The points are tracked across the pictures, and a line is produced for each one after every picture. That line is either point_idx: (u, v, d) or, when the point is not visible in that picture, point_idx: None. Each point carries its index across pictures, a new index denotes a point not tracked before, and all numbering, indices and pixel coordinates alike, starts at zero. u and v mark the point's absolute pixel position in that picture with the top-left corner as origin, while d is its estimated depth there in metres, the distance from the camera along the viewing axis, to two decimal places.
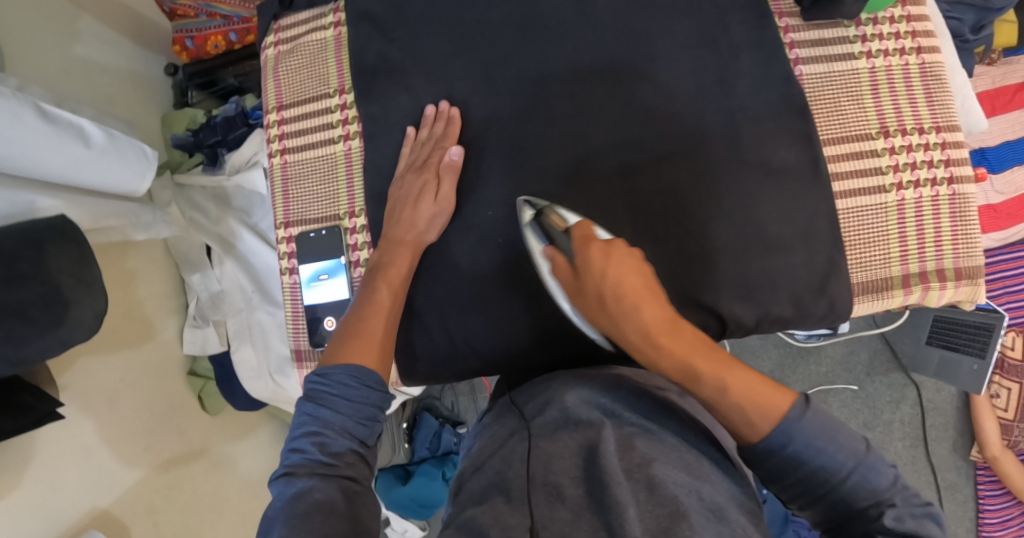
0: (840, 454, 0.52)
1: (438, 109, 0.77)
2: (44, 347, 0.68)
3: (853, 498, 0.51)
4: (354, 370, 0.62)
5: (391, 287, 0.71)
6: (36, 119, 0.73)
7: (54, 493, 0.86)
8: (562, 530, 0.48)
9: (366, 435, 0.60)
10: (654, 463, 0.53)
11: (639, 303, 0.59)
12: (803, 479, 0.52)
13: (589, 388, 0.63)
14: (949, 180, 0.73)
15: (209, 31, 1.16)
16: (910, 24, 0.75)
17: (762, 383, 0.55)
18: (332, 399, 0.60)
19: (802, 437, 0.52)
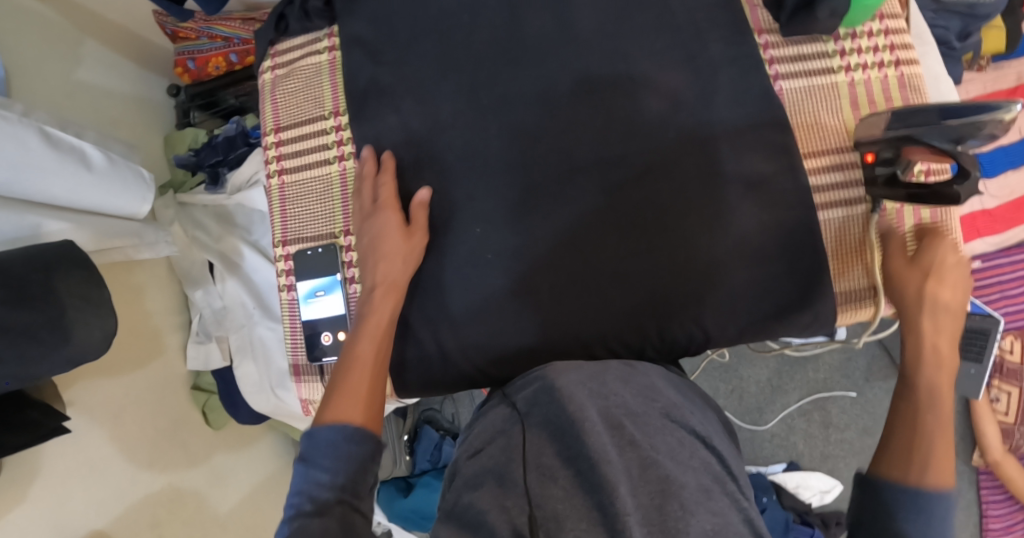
0: (937, 497, 0.57)
1: (365, 157, 0.80)
2: (50, 365, 0.69)
3: None
4: (341, 428, 0.63)
5: (373, 338, 0.72)
6: (40, 145, 0.76)
7: (59, 508, 0.88)
8: (555, 510, 0.52)
9: (356, 486, 0.61)
10: (643, 443, 0.56)
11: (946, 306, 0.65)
12: (897, 505, 0.57)
13: (578, 373, 0.64)
14: (927, 172, 0.73)
15: (209, 53, 1.18)
16: (888, 37, 0.77)
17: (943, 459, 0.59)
18: (319, 454, 0.62)
19: (942, 494, 0.57)
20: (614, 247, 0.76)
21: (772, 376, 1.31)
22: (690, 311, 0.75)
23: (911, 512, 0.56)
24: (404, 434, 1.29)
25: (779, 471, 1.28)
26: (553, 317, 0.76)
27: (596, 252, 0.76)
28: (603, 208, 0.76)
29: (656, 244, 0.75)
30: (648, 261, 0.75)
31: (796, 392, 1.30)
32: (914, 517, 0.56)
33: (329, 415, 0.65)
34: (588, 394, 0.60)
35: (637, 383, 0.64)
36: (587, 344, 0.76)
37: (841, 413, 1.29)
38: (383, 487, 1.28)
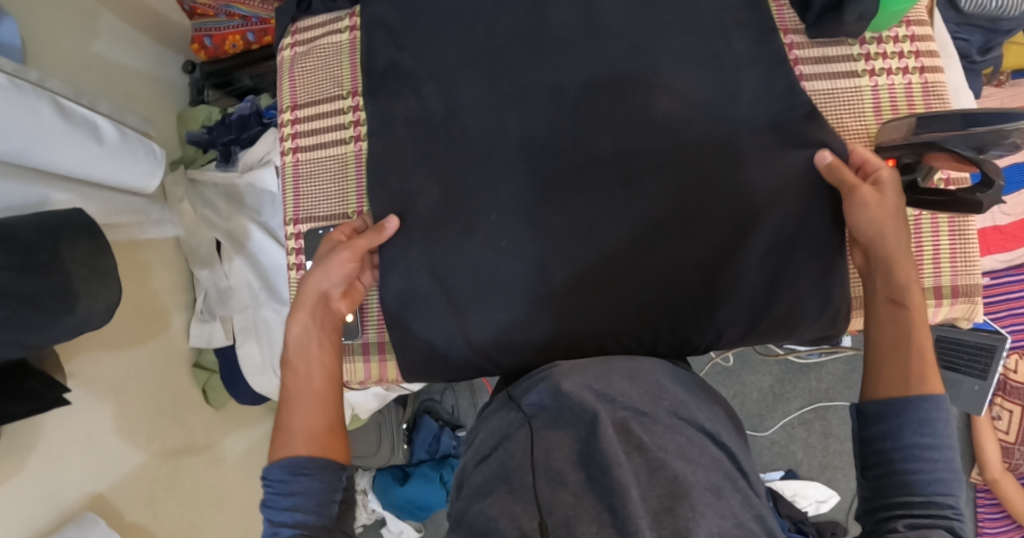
0: (938, 438, 0.57)
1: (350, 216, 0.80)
2: (56, 333, 0.69)
3: (914, 489, 0.56)
4: (288, 464, 0.61)
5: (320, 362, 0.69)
6: (53, 115, 0.76)
7: (56, 481, 0.88)
8: (566, 514, 0.51)
9: (325, 517, 0.60)
10: (650, 447, 0.56)
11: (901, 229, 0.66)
12: (904, 451, 0.57)
13: (582, 376, 0.65)
14: (945, 182, 0.73)
15: (226, 31, 1.18)
16: (913, 44, 0.76)
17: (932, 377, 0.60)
18: (276, 499, 0.61)
19: (929, 403, 0.58)
20: (626, 241, 0.75)
21: (775, 383, 1.31)
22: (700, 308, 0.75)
23: (917, 459, 0.57)
24: (403, 422, 1.27)
25: (777, 479, 1.27)
26: (566, 307, 0.76)
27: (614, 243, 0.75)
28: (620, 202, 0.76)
29: (671, 240, 0.75)
30: (667, 253, 0.75)
31: (797, 401, 1.30)
32: (919, 463, 0.57)
33: (282, 454, 0.62)
34: (595, 398, 0.61)
35: (642, 382, 0.64)
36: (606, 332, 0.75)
37: (842, 423, 1.28)
38: (380, 475, 1.29)
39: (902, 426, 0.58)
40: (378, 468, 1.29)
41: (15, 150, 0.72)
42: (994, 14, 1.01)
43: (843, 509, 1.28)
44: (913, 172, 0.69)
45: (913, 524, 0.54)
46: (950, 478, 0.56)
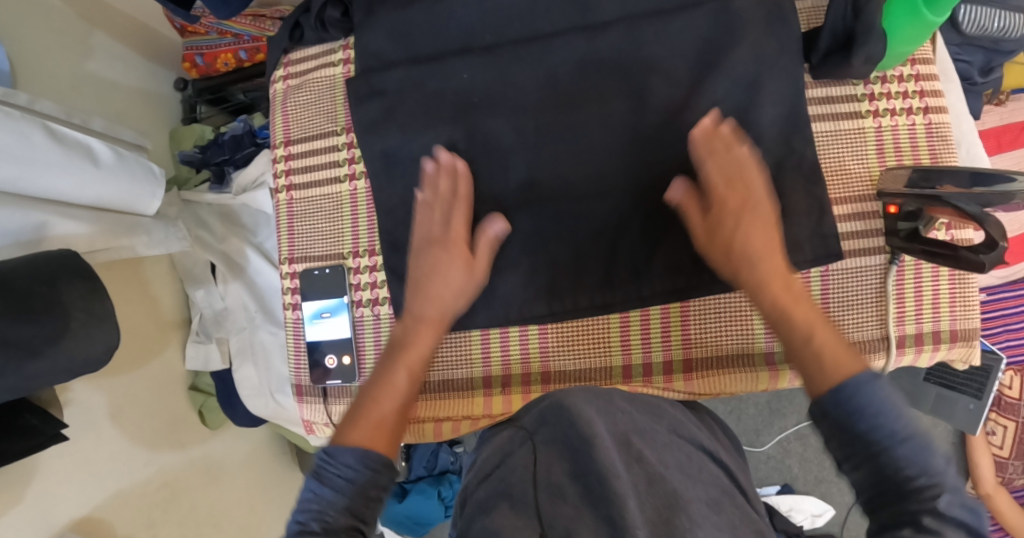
0: (899, 419, 0.51)
1: (438, 161, 0.75)
2: (51, 378, 0.69)
3: (899, 468, 0.50)
4: (362, 453, 0.57)
5: (409, 369, 0.69)
6: (45, 139, 0.75)
7: (54, 512, 0.87)
8: (566, 528, 0.52)
9: (361, 505, 0.55)
10: (650, 459, 0.58)
11: (768, 245, 0.66)
12: (864, 433, 0.52)
13: (583, 391, 0.65)
14: (948, 227, 0.72)
15: (219, 48, 1.14)
16: (918, 84, 0.75)
17: (840, 346, 0.58)
18: (331, 478, 0.56)
19: (859, 385, 0.53)
20: (623, 263, 0.76)
21: (772, 399, 1.31)
22: (699, 328, 0.76)
23: (873, 429, 0.51)
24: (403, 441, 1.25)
25: (773, 493, 1.28)
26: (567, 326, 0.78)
27: (587, 274, 0.76)
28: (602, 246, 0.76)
29: (670, 259, 0.75)
30: (664, 264, 0.75)
31: (794, 417, 1.30)
32: (901, 456, 0.50)
33: (346, 439, 0.59)
34: (595, 410, 0.61)
35: (641, 402, 0.66)
36: (596, 381, 0.78)
37: None
38: None
39: (855, 412, 0.52)
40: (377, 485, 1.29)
41: (7, 177, 0.70)
42: (997, 36, 1.00)
43: (838, 523, 1.29)
44: (919, 217, 0.69)
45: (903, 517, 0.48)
46: (925, 446, 0.50)
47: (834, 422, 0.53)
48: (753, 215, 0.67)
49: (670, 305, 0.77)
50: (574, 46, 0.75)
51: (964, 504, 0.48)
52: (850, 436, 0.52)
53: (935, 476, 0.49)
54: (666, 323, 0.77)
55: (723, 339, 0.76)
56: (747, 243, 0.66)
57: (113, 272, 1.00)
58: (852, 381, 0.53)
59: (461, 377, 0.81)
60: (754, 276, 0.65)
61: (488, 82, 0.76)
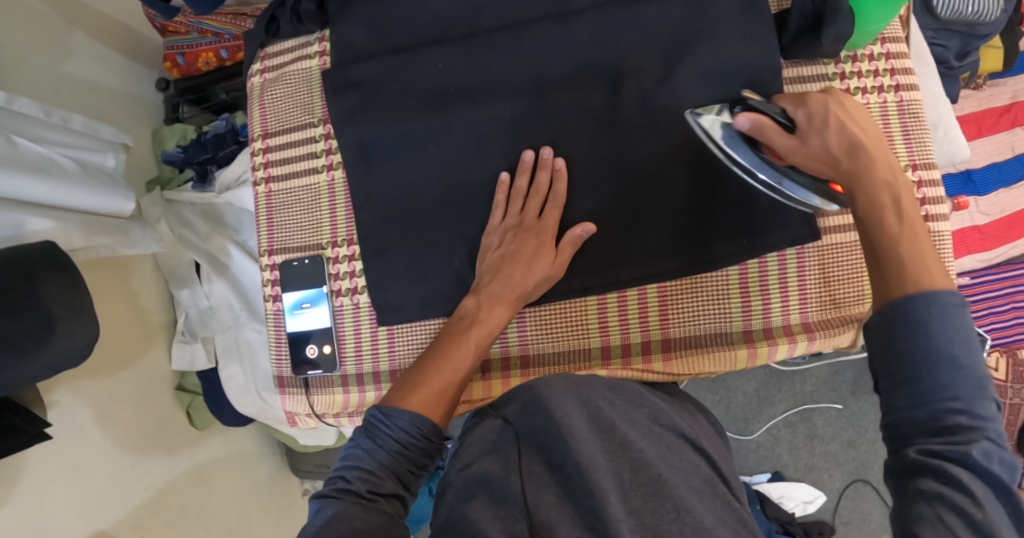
0: (952, 342, 0.47)
1: (540, 156, 0.74)
2: (31, 371, 0.69)
3: (947, 396, 0.47)
4: (416, 418, 0.61)
5: (478, 343, 0.71)
6: (7, 149, 0.78)
7: (39, 515, 0.87)
8: (548, 515, 0.53)
9: (402, 478, 0.59)
10: (635, 445, 0.58)
11: (861, 143, 0.59)
12: (918, 352, 0.48)
13: (564, 382, 0.64)
14: (922, 201, 0.76)
15: (200, 47, 1.15)
16: (889, 61, 0.78)
17: (927, 266, 0.51)
18: (383, 437, 0.61)
19: (932, 307, 0.48)
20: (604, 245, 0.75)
21: (760, 387, 1.32)
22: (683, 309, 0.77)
23: (924, 365, 0.48)
24: None
25: (763, 481, 1.28)
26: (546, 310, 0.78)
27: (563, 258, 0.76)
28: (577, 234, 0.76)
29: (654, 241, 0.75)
30: (643, 249, 0.75)
31: (782, 404, 1.31)
32: (950, 386, 0.47)
33: (406, 403, 0.63)
34: (576, 403, 0.60)
35: (623, 391, 0.66)
36: (577, 365, 0.78)
37: (827, 425, 1.29)
38: None
39: (916, 327, 0.49)
40: None
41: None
42: (972, 19, 1.02)
43: (830, 510, 1.29)
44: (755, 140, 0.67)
45: (926, 447, 0.46)
46: (973, 381, 0.47)
47: (889, 336, 0.50)
48: (852, 113, 0.62)
49: (646, 288, 0.77)
50: (548, 34, 0.75)
51: (998, 458, 0.45)
52: (905, 353, 0.48)
53: (983, 422, 0.46)
54: (644, 307, 0.77)
55: (702, 321, 0.76)
56: (853, 137, 0.60)
57: (98, 271, 1.00)
58: (929, 297, 0.49)
59: None
60: (859, 171, 0.58)
61: (464, 72, 0.77)
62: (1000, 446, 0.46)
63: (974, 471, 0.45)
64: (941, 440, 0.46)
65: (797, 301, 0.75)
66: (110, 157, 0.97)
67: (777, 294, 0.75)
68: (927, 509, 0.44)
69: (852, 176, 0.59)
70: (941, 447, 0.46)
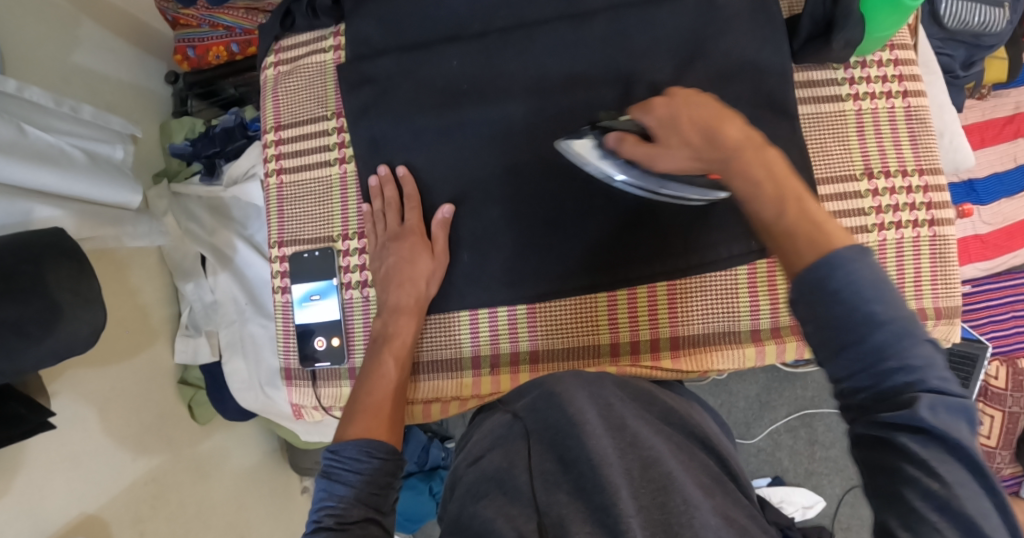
0: (876, 303, 0.45)
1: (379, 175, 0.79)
2: (38, 357, 0.69)
3: (882, 355, 0.45)
4: (361, 443, 0.63)
5: (397, 358, 0.75)
6: (16, 139, 0.78)
7: (39, 505, 0.86)
8: (560, 515, 0.52)
9: (370, 505, 0.59)
10: (643, 444, 0.57)
11: (715, 114, 0.59)
12: (840, 320, 0.46)
13: (576, 379, 0.65)
14: (928, 206, 0.77)
15: (210, 41, 1.16)
16: (897, 68, 0.78)
17: (821, 229, 0.50)
18: (341, 474, 0.62)
19: (834, 271, 0.46)
20: (614, 244, 0.76)
21: (761, 392, 1.32)
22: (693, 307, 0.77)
23: (840, 329, 0.46)
24: None
25: (764, 486, 1.28)
26: (553, 306, 0.78)
27: (574, 255, 0.76)
28: (588, 232, 0.76)
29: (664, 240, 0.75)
30: (653, 246, 0.75)
31: (783, 409, 1.31)
32: (891, 352, 0.44)
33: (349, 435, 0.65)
34: (587, 399, 0.61)
35: (633, 391, 0.67)
36: (586, 362, 0.78)
37: (828, 430, 1.30)
38: None
39: (832, 297, 0.46)
40: None
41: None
42: (978, 30, 1.03)
43: (829, 515, 1.29)
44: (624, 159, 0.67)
45: (876, 418, 0.44)
46: (905, 335, 0.45)
47: (817, 316, 0.47)
48: (697, 107, 0.61)
49: (656, 286, 0.77)
50: (561, 33, 0.76)
51: (947, 406, 0.43)
52: (826, 323, 0.46)
53: (927, 372, 0.44)
54: (653, 305, 0.77)
55: (711, 319, 0.76)
56: (714, 126, 0.58)
57: (103, 263, 1.00)
58: (836, 267, 0.46)
59: (453, 356, 0.80)
60: (725, 158, 0.57)
61: (478, 69, 0.77)
62: (949, 391, 0.44)
63: (925, 430, 0.43)
64: (886, 408, 0.44)
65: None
66: (119, 148, 0.97)
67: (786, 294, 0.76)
68: (896, 486, 0.43)
69: (721, 165, 0.58)
70: (886, 415, 0.44)
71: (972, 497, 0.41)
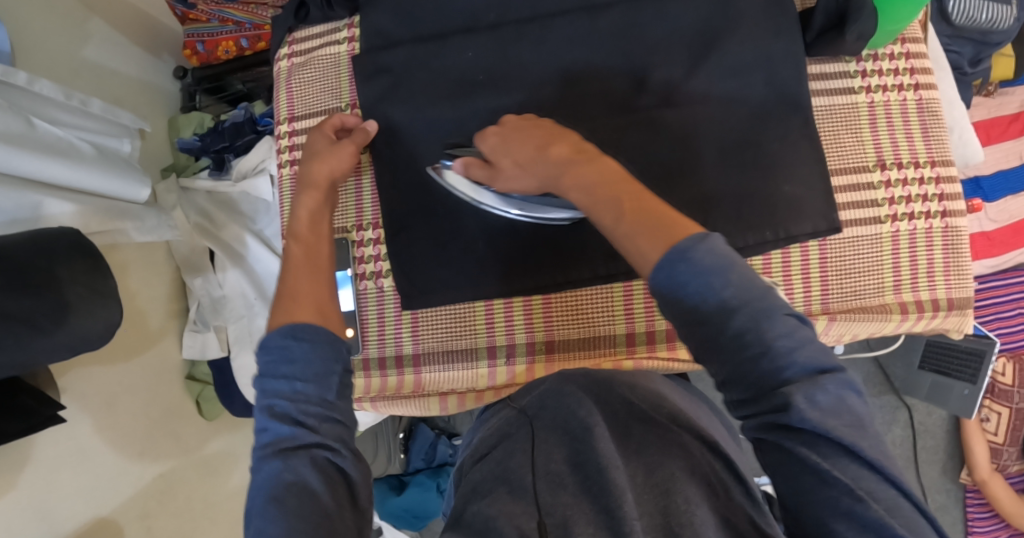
0: (726, 291, 0.47)
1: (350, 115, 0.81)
2: (51, 349, 0.68)
3: (744, 346, 0.46)
4: (284, 327, 0.56)
5: (310, 243, 0.67)
6: (27, 133, 0.78)
7: (47, 499, 0.86)
8: (563, 516, 0.51)
9: (326, 393, 0.55)
10: (649, 450, 0.56)
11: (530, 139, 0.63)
12: (698, 312, 0.47)
13: (584, 379, 0.64)
14: (940, 197, 0.77)
15: (220, 36, 1.15)
16: (908, 61, 0.79)
17: (667, 219, 0.51)
18: (276, 368, 0.55)
19: (682, 264, 0.48)
20: None
21: None
22: None
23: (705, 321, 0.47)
24: (399, 432, 1.26)
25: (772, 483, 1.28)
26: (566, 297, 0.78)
27: (592, 247, 0.76)
28: None
29: None
30: None
31: None
32: (756, 339, 0.46)
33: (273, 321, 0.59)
34: (596, 403, 0.60)
35: (644, 392, 0.65)
36: (601, 354, 0.78)
37: None
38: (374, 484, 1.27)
39: (683, 289, 0.48)
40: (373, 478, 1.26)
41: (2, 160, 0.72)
42: (985, 27, 1.03)
43: None
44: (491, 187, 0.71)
45: (767, 420, 0.46)
46: (760, 317, 0.46)
47: (680, 309, 0.48)
48: (523, 132, 0.65)
49: None
50: (576, 24, 0.76)
51: (824, 391, 0.45)
52: (690, 316, 0.48)
53: (793, 357, 0.46)
54: None
55: None
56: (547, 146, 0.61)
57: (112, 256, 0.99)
58: (662, 271, 0.48)
59: (468, 347, 0.80)
60: (553, 176, 0.60)
61: (492, 61, 0.77)
62: (820, 368, 0.46)
63: (811, 423, 0.45)
64: (774, 410, 0.46)
65: (820, 291, 0.76)
66: (126, 142, 0.97)
67: (801, 284, 0.76)
68: (812, 480, 0.45)
69: (554, 180, 0.60)
70: (773, 417, 0.46)
71: (875, 491, 0.44)
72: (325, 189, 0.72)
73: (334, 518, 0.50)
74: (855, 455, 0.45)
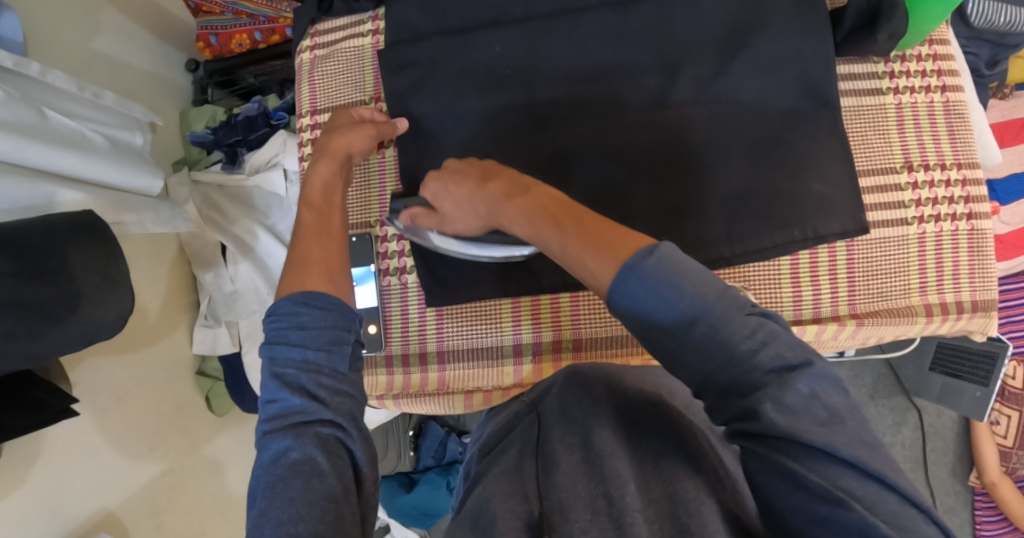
0: (682, 302, 0.44)
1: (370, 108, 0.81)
2: (66, 342, 0.67)
3: (708, 357, 0.44)
4: (295, 295, 0.56)
5: (316, 208, 0.68)
6: (40, 124, 0.76)
7: (56, 495, 0.85)
8: (562, 498, 0.49)
9: (338, 362, 0.55)
10: (657, 438, 0.52)
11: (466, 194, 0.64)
12: (658, 330, 0.45)
13: (593, 367, 0.59)
14: (966, 199, 0.76)
15: (233, 29, 1.13)
16: (935, 63, 0.78)
17: (612, 232, 0.49)
18: (286, 335, 0.55)
19: (641, 286, 0.44)
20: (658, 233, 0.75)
21: None
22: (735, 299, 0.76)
23: (669, 338, 0.45)
24: (409, 429, 1.26)
25: None
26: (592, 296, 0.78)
27: None
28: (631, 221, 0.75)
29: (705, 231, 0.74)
30: (696, 234, 0.75)
31: None
32: (723, 349, 0.43)
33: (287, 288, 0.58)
34: (602, 389, 0.55)
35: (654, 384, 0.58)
36: (627, 353, 0.78)
37: None
38: (384, 482, 1.27)
39: (639, 308, 0.45)
40: (383, 475, 1.26)
41: (7, 151, 0.70)
42: (1003, 30, 1.03)
43: None
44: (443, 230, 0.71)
45: (738, 428, 0.43)
46: (724, 321, 0.43)
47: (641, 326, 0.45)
48: (461, 172, 0.66)
49: None
50: (604, 20, 0.75)
51: (793, 393, 0.42)
52: (652, 334, 0.45)
53: (760, 358, 0.43)
54: None
55: None
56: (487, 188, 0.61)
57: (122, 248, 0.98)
58: (618, 294, 0.45)
59: (492, 345, 0.79)
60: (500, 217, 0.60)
61: (520, 55, 0.76)
62: (791, 365, 0.43)
63: (779, 428, 0.41)
64: (743, 419, 0.43)
65: (846, 293, 0.76)
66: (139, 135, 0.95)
67: (828, 284, 0.76)
68: (782, 485, 0.41)
69: (503, 216, 0.59)
70: (744, 425, 0.43)
71: (856, 490, 0.40)
72: (340, 160, 0.72)
73: (341, 502, 0.49)
74: (833, 456, 0.41)
